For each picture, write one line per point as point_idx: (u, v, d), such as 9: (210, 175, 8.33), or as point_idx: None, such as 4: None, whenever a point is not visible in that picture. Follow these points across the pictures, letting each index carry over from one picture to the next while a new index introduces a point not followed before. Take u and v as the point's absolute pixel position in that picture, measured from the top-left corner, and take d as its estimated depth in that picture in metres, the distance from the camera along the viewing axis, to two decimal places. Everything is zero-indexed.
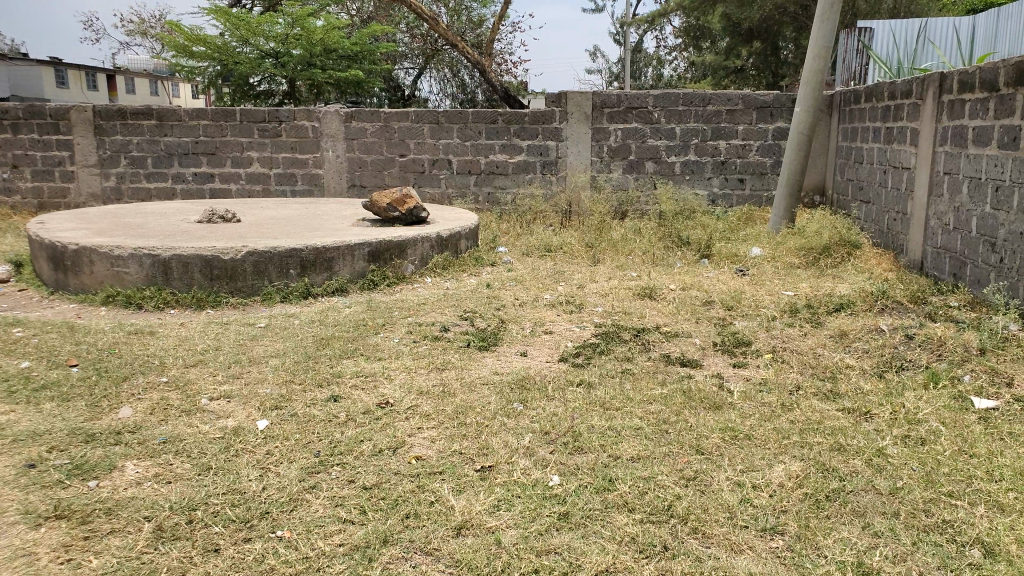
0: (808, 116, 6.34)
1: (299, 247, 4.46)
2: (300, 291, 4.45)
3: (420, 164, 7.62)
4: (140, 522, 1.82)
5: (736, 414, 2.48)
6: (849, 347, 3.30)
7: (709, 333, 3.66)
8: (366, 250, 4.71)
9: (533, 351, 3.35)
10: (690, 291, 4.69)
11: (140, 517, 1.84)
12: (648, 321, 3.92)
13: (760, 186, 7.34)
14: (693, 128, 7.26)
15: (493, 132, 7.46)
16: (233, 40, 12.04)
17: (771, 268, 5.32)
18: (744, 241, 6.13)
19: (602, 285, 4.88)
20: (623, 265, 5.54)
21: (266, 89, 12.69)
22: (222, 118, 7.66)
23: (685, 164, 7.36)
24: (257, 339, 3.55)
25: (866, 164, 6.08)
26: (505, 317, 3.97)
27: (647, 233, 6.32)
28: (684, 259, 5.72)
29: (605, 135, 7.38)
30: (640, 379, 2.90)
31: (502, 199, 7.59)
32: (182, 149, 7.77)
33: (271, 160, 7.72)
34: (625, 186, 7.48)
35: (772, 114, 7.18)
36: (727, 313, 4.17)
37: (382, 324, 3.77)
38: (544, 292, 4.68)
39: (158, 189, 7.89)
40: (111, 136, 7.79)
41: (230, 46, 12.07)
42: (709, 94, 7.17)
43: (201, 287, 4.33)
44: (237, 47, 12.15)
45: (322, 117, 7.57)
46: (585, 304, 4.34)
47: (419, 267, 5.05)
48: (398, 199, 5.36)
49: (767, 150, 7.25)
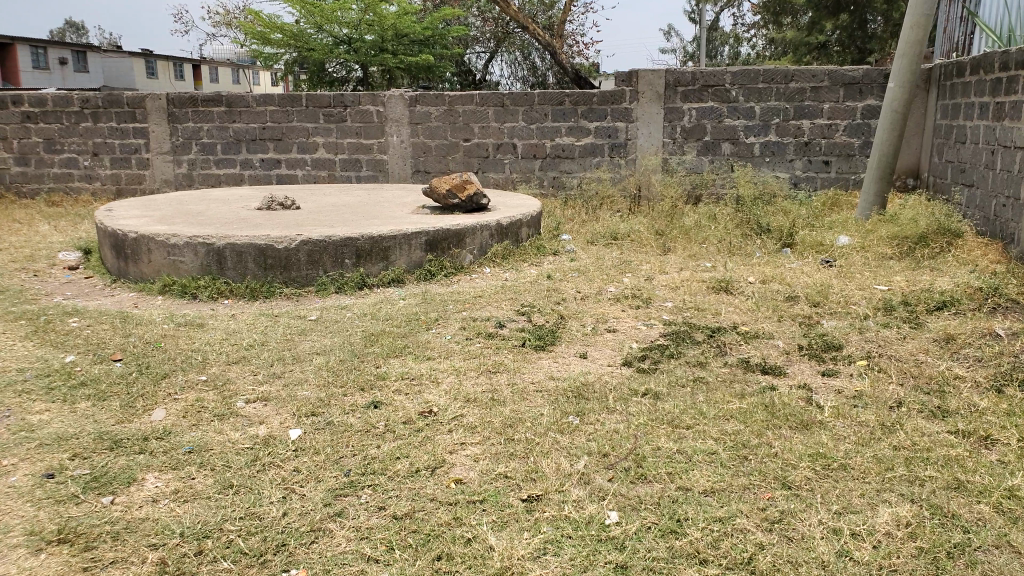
0: (903, 92, 5.72)
1: (354, 236, 4.31)
2: (355, 282, 4.30)
3: (483, 149, 7.39)
4: (145, 550, 1.74)
5: (826, 435, 2.13)
6: (957, 355, 2.86)
7: (795, 333, 3.28)
8: (424, 239, 4.52)
9: (593, 352, 3.08)
10: (772, 285, 4.26)
11: (146, 545, 1.76)
12: (726, 320, 3.56)
13: (847, 169, 6.73)
14: (774, 107, 6.73)
15: (560, 114, 7.15)
16: (307, 27, 12.09)
17: (861, 258, 4.83)
18: (830, 228, 5.60)
19: (672, 277, 4.53)
20: (697, 254, 5.15)
21: (341, 75, 12.73)
22: (288, 104, 7.65)
23: (766, 146, 6.84)
24: (304, 335, 3.44)
25: (970, 144, 5.44)
26: (568, 313, 3.70)
27: (722, 219, 5.88)
28: (765, 248, 5.25)
29: (678, 115, 6.93)
30: (715, 390, 2.59)
31: (567, 183, 7.30)
32: (250, 135, 7.83)
33: (337, 146, 7.68)
34: (700, 169, 7.02)
35: (860, 92, 6.56)
36: (810, 309, 3.74)
37: (434, 319, 3.57)
38: (608, 284, 4.38)
39: (227, 175, 7.99)
40: (184, 123, 7.93)
41: (307, 32, 12.13)
42: (792, 70, 6.60)
43: (254, 276, 4.27)
44: (312, 34, 12.22)
45: (386, 102, 7.43)
46: (655, 299, 4.02)
47: (478, 257, 4.84)
48: (458, 184, 5.15)
49: (855, 129, 6.64)
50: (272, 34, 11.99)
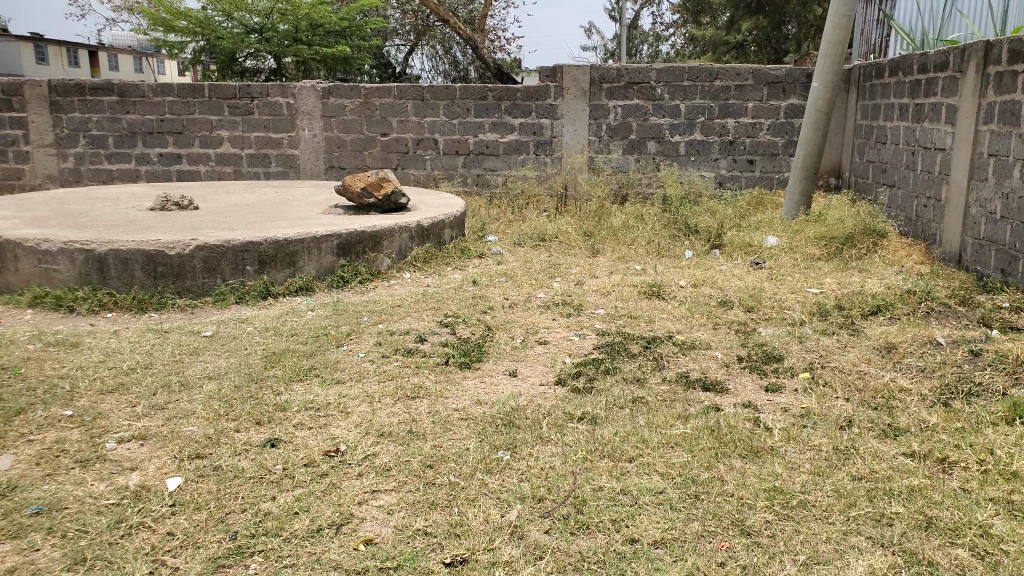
0: (826, 92, 5.75)
1: (257, 241, 3.88)
2: (258, 290, 3.88)
3: (403, 144, 7.01)
4: None
5: (779, 464, 1.97)
6: (900, 366, 2.78)
7: (736, 343, 3.13)
8: (337, 243, 4.14)
9: (524, 369, 2.81)
10: (704, 289, 4.13)
11: None
12: (657, 329, 3.37)
13: (771, 168, 6.77)
14: (699, 105, 6.68)
15: (483, 110, 6.86)
16: (215, 14, 11.29)
17: (790, 260, 4.79)
18: (756, 228, 5.57)
19: (602, 281, 4.34)
20: (627, 257, 4.99)
21: (253, 66, 12.00)
22: (189, 95, 7.03)
23: (690, 144, 6.77)
24: (198, 353, 3.03)
25: (891, 145, 5.53)
26: (493, 323, 3.42)
27: (650, 219, 5.76)
28: (694, 249, 5.15)
29: (604, 113, 6.78)
30: (657, 411, 2.37)
31: (491, 181, 7.03)
32: (146, 127, 7.14)
33: (243, 140, 7.11)
34: (626, 168, 6.89)
35: (784, 91, 6.59)
36: (746, 317, 3.62)
37: (346, 334, 3.21)
38: (537, 290, 4.13)
39: (121, 171, 7.26)
40: (69, 113, 7.14)
41: (213, 20, 11.33)
42: (717, 68, 6.56)
43: (142, 286, 3.77)
44: (220, 22, 11.41)
45: (297, 94, 6.94)
46: (586, 305, 3.80)
47: (397, 261, 4.48)
48: (374, 183, 4.78)
49: (779, 128, 6.67)
50: (176, 21, 11.10)
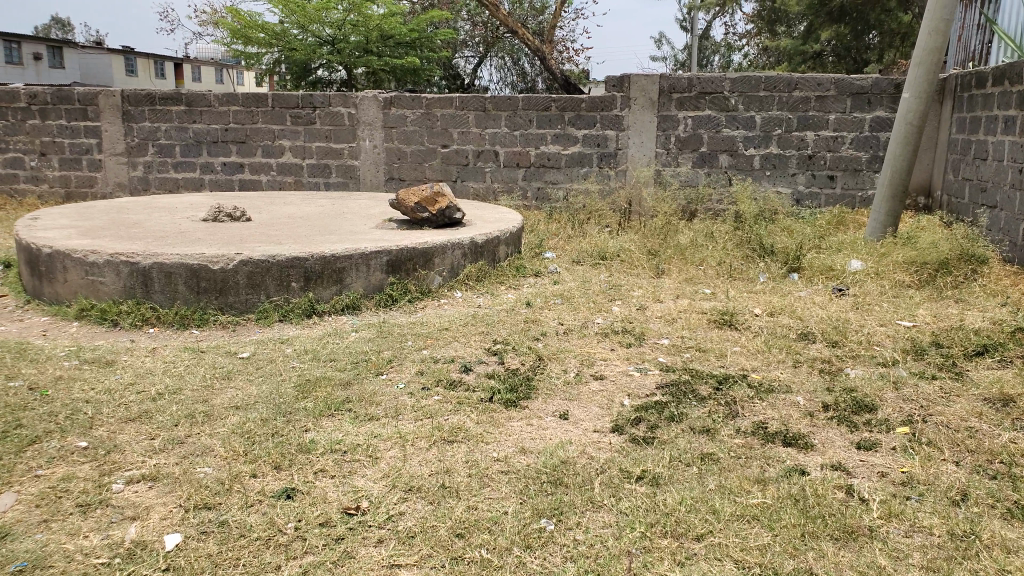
0: (920, 103, 5.22)
1: (302, 256, 3.71)
2: (303, 308, 3.71)
3: (463, 155, 6.82)
4: None
5: (881, 552, 1.65)
6: (1023, 424, 2.34)
7: (818, 387, 2.75)
8: (386, 260, 3.94)
9: (576, 411, 2.51)
10: (780, 319, 3.74)
11: None
12: (724, 367, 3.01)
13: (854, 185, 6.25)
14: (776, 117, 6.23)
15: (545, 121, 6.62)
16: (291, 27, 11.50)
17: (879, 287, 4.33)
18: (837, 251, 5.10)
19: (667, 306, 4.00)
20: (694, 279, 4.62)
21: (325, 76, 12.09)
22: (253, 104, 7.04)
23: (766, 158, 6.33)
24: (232, 377, 2.88)
25: (992, 162, 4.97)
26: (544, 352, 3.14)
27: (721, 237, 5.38)
28: (769, 272, 4.73)
29: (673, 124, 6.42)
30: (730, 472, 2.05)
31: (552, 195, 6.76)
32: (211, 136, 7.21)
33: (304, 150, 7.08)
34: (695, 182, 6.50)
35: (868, 102, 6.08)
36: (830, 353, 3.21)
37: (386, 361, 2.98)
38: (596, 315, 3.83)
39: (186, 179, 7.35)
40: (139, 122, 7.29)
41: (289, 32, 11.55)
42: (796, 78, 6.11)
43: (185, 301, 3.65)
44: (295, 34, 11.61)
45: (359, 104, 6.86)
46: (648, 334, 3.47)
47: (449, 279, 4.26)
48: (429, 197, 4.58)
49: (863, 142, 6.15)
50: (253, 32, 11.37)
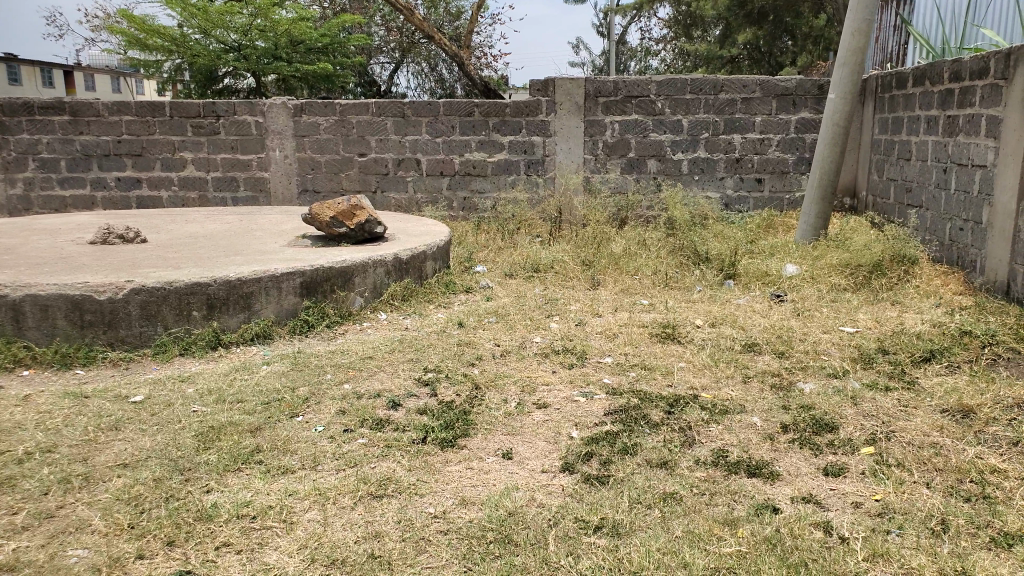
0: (845, 104, 5.30)
1: (204, 282, 3.31)
2: (205, 340, 3.31)
3: (383, 164, 6.49)
4: None
5: None
6: (985, 437, 2.27)
7: (773, 406, 2.62)
8: (300, 281, 3.58)
9: (521, 448, 2.26)
10: (721, 330, 3.62)
11: None
12: (672, 388, 2.82)
13: (781, 188, 6.31)
14: (702, 120, 6.21)
15: (468, 127, 6.37)
16: (192, 32, 10.79)
17: (815, 293, 4.31)
18: (769, 256, 5.09)
19: (606, 320, 3.81)
20: (631, 290, 4.47)
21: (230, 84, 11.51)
22: (148, 113, 6.48)
23: (693, 162, 6.30)
24: (121, 427, 2.46)
25: (916, 162, 5.08)
26: (481, 379, 2.87)
27: (654, 245, 5.28)
28: (705, 280, 4.64)
29: (600, 129, 6.30)
30: (697, 513, 1.85)
31: (479, 205, 6.52)
32: (101, 148, 6.57)
33: (209, 162, 6.56)
34: (624, 189, 6.40)
35: (794, 103, 6.14)
36: (779, 366, 3.10)
37: (302, 401, 2.64)
38: (534, 333, 3.60)
39: (75, 197, 6.68)
40: (17, 134, 6.57)
41: (189, 37, 10.83)
42: (721, 80, 6.12)
43: (66, 337, 3.18)
44: (196, 39, 10.91)
45: (266, 111, 6.41)
46: (590, 353, 3.26)
47: (371, 299, 3.93)
48: (345, 211, 4.24)
49: (789, 144, 6.22)
50: (151, 39, 10.60)
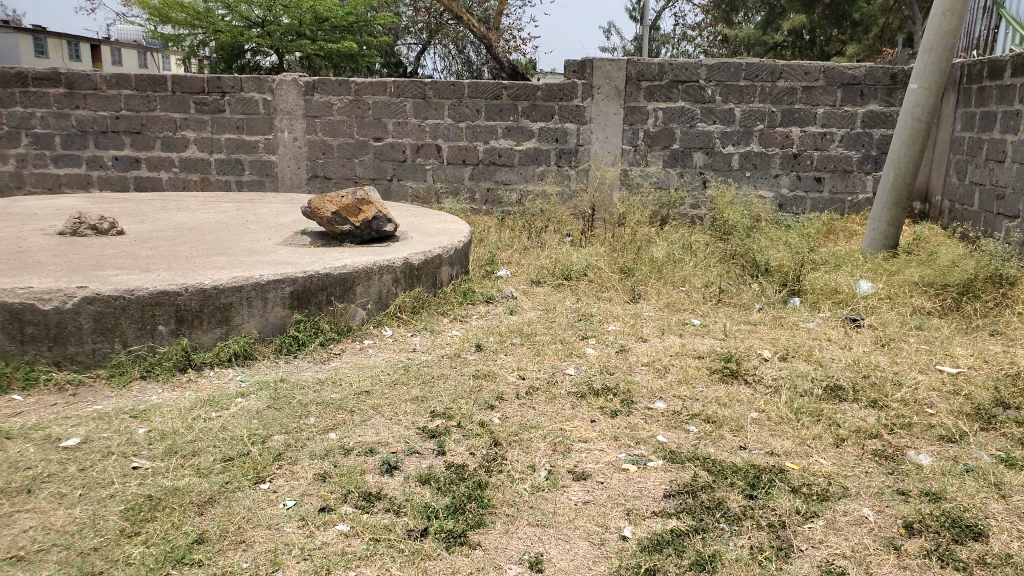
0: (929, 95, 4.57)
1: (173, 291, 2.74)
2: (172, 361, 2.75)
3: (400, 150, 5.90)
4: None
5: None
6: None
7: (883, 490, 1.98)
8: (289, 291, 3.01)
9: (554, 554, 1.67)
10: (795, 365, 2.99)
11: None
12: (743, 455, 2.21)
13: (842, 189, 5.59)
14: (757, 110, 5.51)
15: (495, 111, 5.74)
16: (216, 7, 10.25)
17: (898, 318, 3.64)
18: (835, 267, 4.42)
19: (653, 347, 3.19)
20: (677, 306, 3.86)
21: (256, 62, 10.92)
22: (148, 87, 5.93)
23: (745, 157, 5.60)
24: (34, 490, 1.88)
25: (1011, 164, 4.36)
26: (500, 431, 2.25)
27: (703, 253, 4.67)
28: (765, 297, 3.97)
29: (641, 117, 5.62)
30: None
31: (503, 198, 5.91)
32: (98, 125, 6.06)
33: (213, 143, 6.01)
34: (666, 185, 5.74)
35: (862, 94, 5.40)
36: (875, 423, 2.46)
37: (273, 459, 2.05)
38: (566, 361, 2.98)
39: (69, 176, 6.18)
40: (10, 108, 6.07)
41: (212, 12, 10.27)
42: (780, 66, 5.40)
43: (4, 354, 2.63)
44: (220, 15, 10.36)
45: (276, 88, 5.83)
46: (637, 396, 2.63)
47: (376, 312, 3.35)
48: (350, 206, 3.67)
49: (854, 140, 5.48)
50: (172, 12, 10.02)
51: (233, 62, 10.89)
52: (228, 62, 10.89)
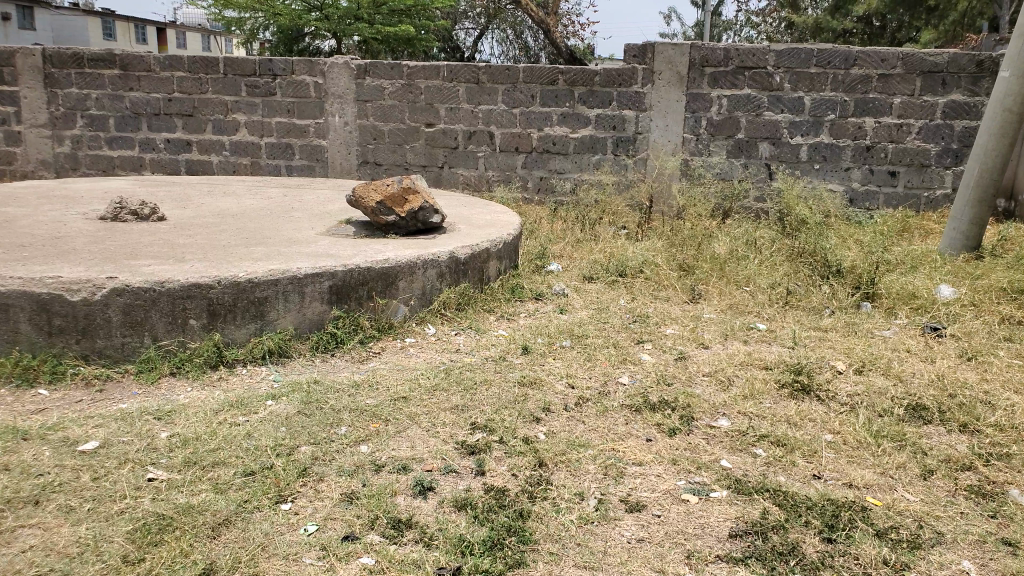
0: (1022, 84, 4.11)
1: (205, 284, 2.62)
2: (203, 357, 2.64)
3: (452, 137, 5.72)
4: None
5: None
6: None
7: (986, 538, 1.70)
8: (328, 285, 2.85)
9: None
10: (872, 380, 2.66)
11: None
12: (818, 485, 1.94)
13: (918, 183, 5.14)
14: (828, 99, 5.12)
15: (550, 97, 5.50)
16: None
17: (988, 328, 3.27)
18: (913, 269, 4.04)
19: (716, 354, 2.94)
20: (741, 308, 3.59)
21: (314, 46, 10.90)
22: (202, 69, 5.89)
23: (815, 148, 5.22)
24: (42, 501, 1.77)
25: None
26: (546, 450, 2.05)
27: (767, 251, 4.35)
28: (836, 301, 3.64)
29: (705, 104, 5.29)
30: None
31: (557, 186, 5.67)
32: (151, 107, 6.06)
33: (264, 126, 5.94)
34: (729, 176, 5.40)
35: (943, 83, 4.95)
36: (967, 450, 2.13)
37: (296, 475, 1.91)
38: (620, 368, 2.75)
39: (122, 158, 6.22)
40: (65, 88, 6.11)
41: None
42: (855, 52, 4.99)
43: (31, 346, 2.56)
44: None
45: (327, 72, 5.72)
46: (698, 412, 2.39)
47: (419, 309, 3.18)
48: (396, 195, 3.50)
49: (932, 132, 5.03)
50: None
51: (292, 44, 10.91)
52: (287, 45, 10.89)
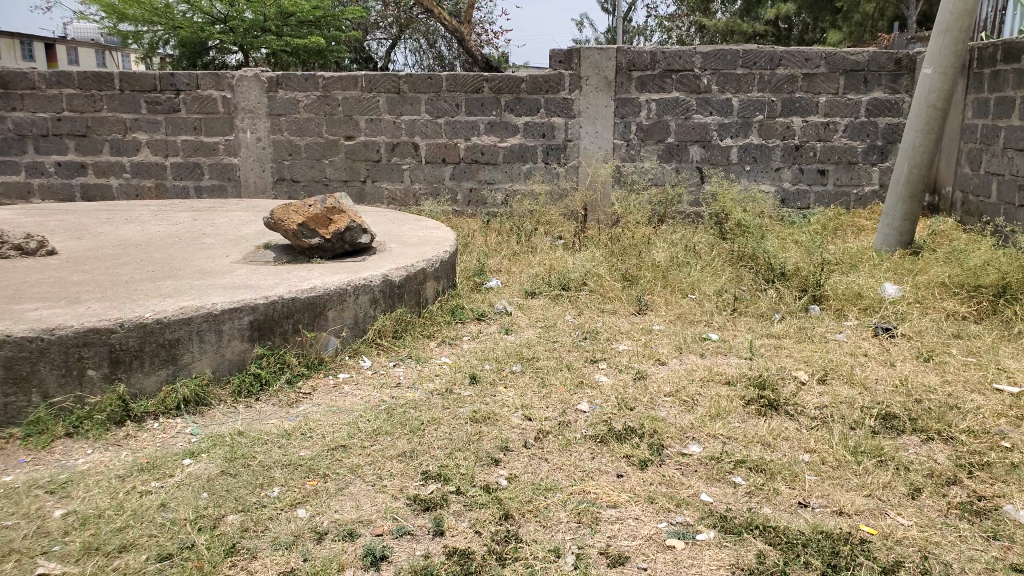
0: (944, 80, 4.23)
1: (103, 328, 2.26)
2: (105, 414, 2.27)
3: (374, 149, 5.43)
4: None
5: None
6: None
7: (991, 564, 1.60)
8: (248, 320, 2.54)
9: None
10: (837, 390, 2.60)
11: None
12: (807, 516, 1.81)
13: (846, 181, 5.24)
14: (755, 100, 5.14)
15: (475, 105, 5.30)
16: (177, 3, 9.61)
17: (932, 326, 3.28)
18: (852, 268, 4.06)
19: (674, 371, 2.79)
20: (690, 317, 3.48)
21: (220, 60, 10.31)
22: (94, 85, 5.37)
23: (744, 150, 5.23)
24: None
25: None
26: (511, 499, 1.83)
27: (709, 257, 4.29)
28: (784, 305, 3.60)
29: (633, 109, 5.22)
30: None
31: (488, 198, 5.47)
32: (38, 128, 5.48)
33: (167, 145, 5.48)
34: (662, 181, 5.35)
35: (865, 81, 5.06)
36: (949, 464, 2.06)
37: (224, 555, 1.61)
38: (576, 393, 2.56)
39: (7, 185, 5.59)
40: None
41: (173, 8, 9.63)
42: (780, 52, 5.03)
43: None
44: (181, 11, 9.72)
45: (235, 85, 5.33)
46: (667, 438, 2.23)
47: (352, 340, 2.90)
48: (318, 216, 3.20)
49: (858, 130, 5.14)
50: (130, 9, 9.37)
51: (197, 59, 10.25)
52: (190, 60, 10.25)
